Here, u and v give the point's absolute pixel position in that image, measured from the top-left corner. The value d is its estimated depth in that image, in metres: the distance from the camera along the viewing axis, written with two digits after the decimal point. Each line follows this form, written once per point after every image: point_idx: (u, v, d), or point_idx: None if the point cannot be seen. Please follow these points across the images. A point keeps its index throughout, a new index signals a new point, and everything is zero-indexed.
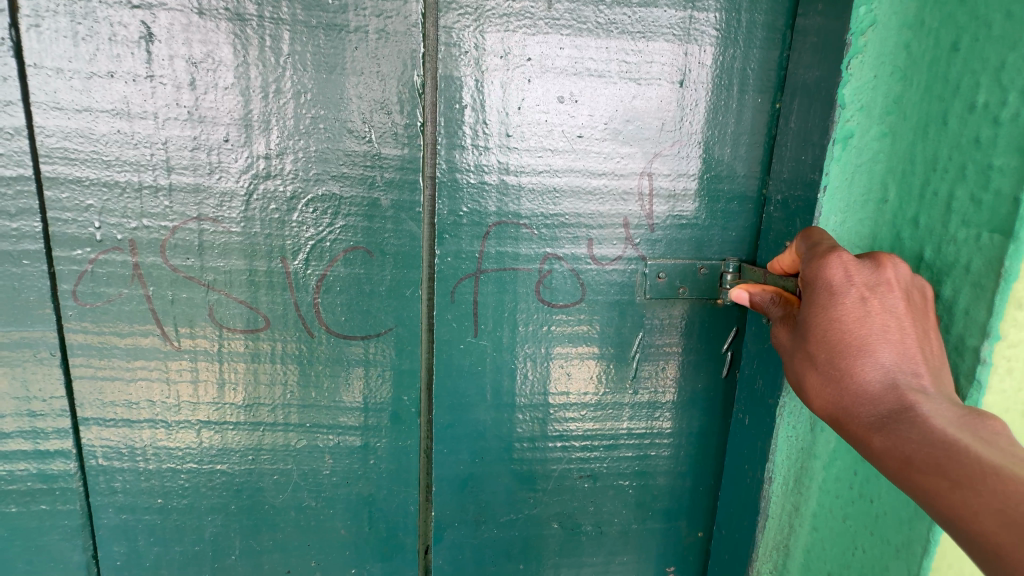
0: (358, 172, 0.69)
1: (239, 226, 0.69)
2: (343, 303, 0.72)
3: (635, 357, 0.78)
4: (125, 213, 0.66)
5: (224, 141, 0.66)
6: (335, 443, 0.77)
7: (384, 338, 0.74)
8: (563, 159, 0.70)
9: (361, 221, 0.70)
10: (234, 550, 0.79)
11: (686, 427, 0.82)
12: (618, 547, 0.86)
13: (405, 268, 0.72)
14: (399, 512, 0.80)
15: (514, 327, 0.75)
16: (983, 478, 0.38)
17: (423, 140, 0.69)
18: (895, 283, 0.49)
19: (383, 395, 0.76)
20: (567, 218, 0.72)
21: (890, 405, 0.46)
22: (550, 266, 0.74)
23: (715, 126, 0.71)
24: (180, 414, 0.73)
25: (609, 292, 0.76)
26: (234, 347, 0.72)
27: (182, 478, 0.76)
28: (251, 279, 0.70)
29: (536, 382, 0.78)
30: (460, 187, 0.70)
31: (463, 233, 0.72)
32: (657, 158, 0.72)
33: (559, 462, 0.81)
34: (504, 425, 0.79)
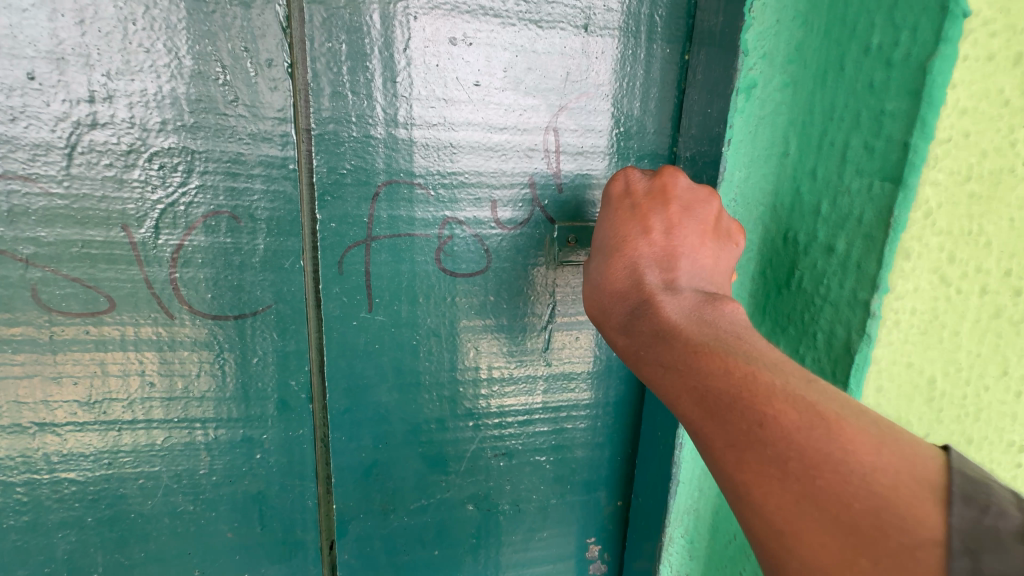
0: (213, 123, 0.58)
1: (62, 186, 0.56)
2: (208, 278, 0.62)
3: (547, 327, 0.74)
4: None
5: (29, 80, 0.53)
6: (213, 438, 0.68)
7: (263, 317, 0.65)
8: (458, 110, 0.63)
9: (223, 180, 0.60)
10: (98, 567, 0.68)
11: (602, 397, 0.80)
12: (538, 523, 0.83)
13: (282, 236, 0.62)
14: (295, 508, 0.72)
15: (414, 299, 0.69)
16: (687, 359, 0.41)
17: (292, 83, 0.59)
18: (670, 195, 0.54)
19: (266, 380, 0.67)
20: (467, 177, 0.65)
21: (638, 299, 0.48)
22: (451, 232, 0.67)
23: (623, 78, 0.67)
24: (9, 417, 0.61)
25: (517, 258, 0.70)
26: (72, 334, 0.60)
27: (18, 492, 0.64)
28: (86, 252, 0.58)
29: (442, 359, 0.72)
30: (341, 141, 0.61)
31: (348, 195, 0.63)
32: (563, 111, 0.66)
33: (471, 442, 0.77)
34: (410, 406, 0.73)
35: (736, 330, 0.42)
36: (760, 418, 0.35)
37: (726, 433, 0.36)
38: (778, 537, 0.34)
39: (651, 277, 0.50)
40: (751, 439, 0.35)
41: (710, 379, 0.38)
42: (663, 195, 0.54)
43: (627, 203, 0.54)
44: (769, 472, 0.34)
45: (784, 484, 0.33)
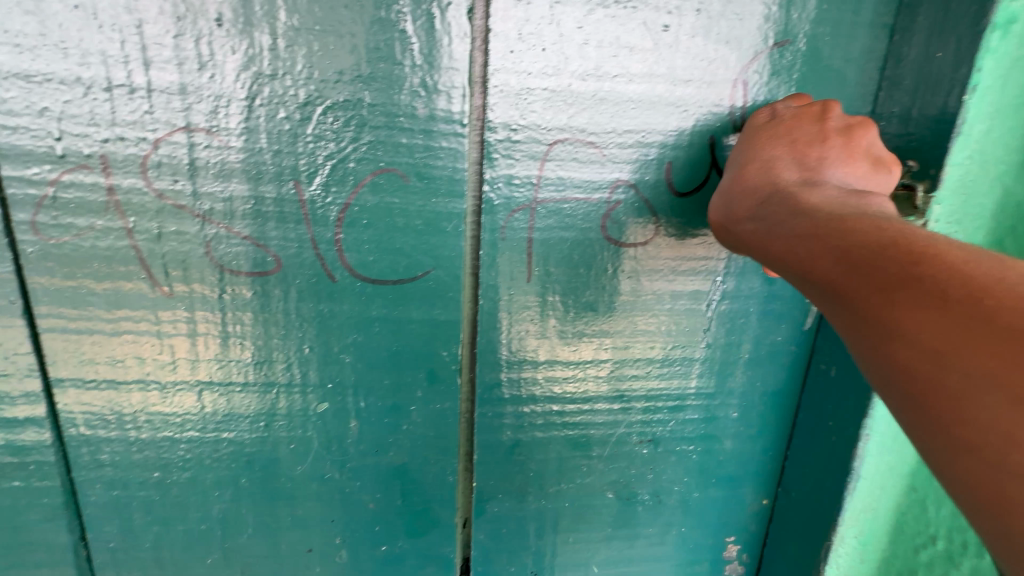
0: (388, 72, 0.54)
1: (240, 139, 0.54)
2: (370, 240, 0.59)
3: (709, 305, 0.68)
4: (92, 120, 0.52)
5: (215, 25, 0.51)
6: (362, 407, 0.66)
7: (421, 284, 0.61)
8: (642, 60, 0.57)
9: (393, 135, 0.56)
10: (247, 528, 0.68)
11: (761, 385, 0.72)
12: (677, 517, 0.77)
13: (446, 197, 0.59)
14: (436, 483, 0.70)
15: (574, 270, 0.64)
16: (866, 244, 0.38)
17: (471, 29, 0.54)
18: (825, 116, 0.52)
19: (418, 350, 0.64)
20: (643, 136, 0.59)
21: (790, 204, 0.46)
22: (620, 196, 0.61)
23: (828, 21, 0.58)
24: (178, 374, 0.61)
25: (685, 228, 0.64)
26: (239, 293, 0.59)
27: (181, 448, 0.64)
28: (257, 210, 0.57)
29: (596, 336, 0.67)
30: (515, 93, 0.56)
31: (517, 153, 0.58)
32: (756, 60, 0.58)
33: (617, 426, 0.71)
34: (557, 383, 0.68)
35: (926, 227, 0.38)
36: (972, 296, 0.31)
37: (917, 311, 0.33)
38: (983, 427, 0.29)
39: (795, 182, 0.49)
40: (959, 315, 0.31)
41: (902, 260, 0.35)
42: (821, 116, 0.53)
43: (776, 124, 0.54)
44: (983, 349, 0.30)
45: (1000, 363, 0.29)
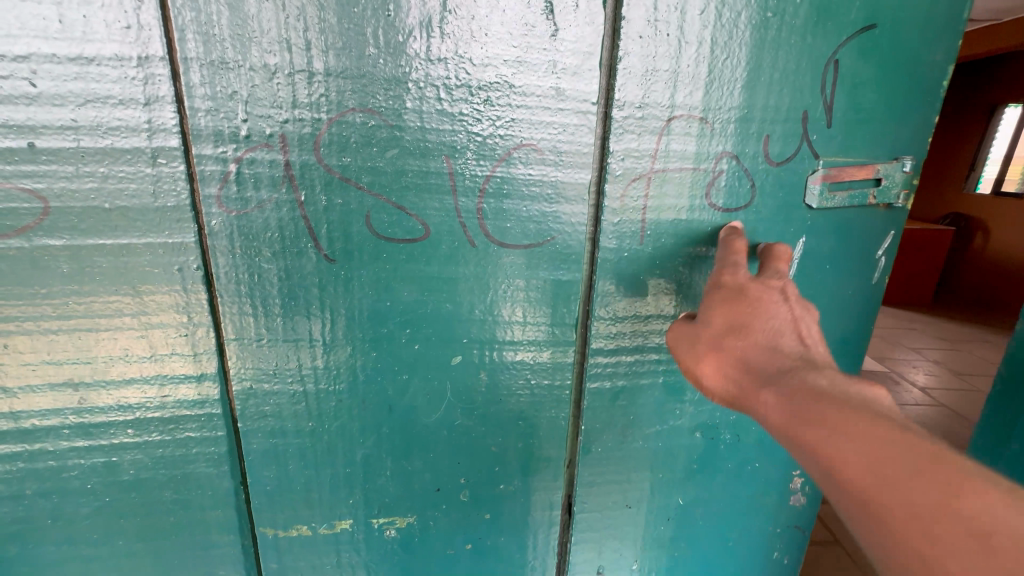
0: (534, 56, 0.61)
1: (401, 118, 0.61)
2: (508, 208, 0.66)
3: (797, 263, 0.75)
4: (275, 103, 0.58)
5: (387, 15, 0.57)
6: (491, 358, 0.73)
7: (548, 248, 0.69)
8: (750, 44, 0.64)
9: (535, 113, 0.63)
10: (386, 470, 0.77)
11: (833, 334, 0.81)
12: (752, 453, 0.87)
13: (575, 168, 0.66)
14: (550, 427, 0.79)
15: (681, 233, 0.71)
16: (859, 423, 0.46)
17: (607, 16, 0.61)
18: (774, 282, 0.62)
19: (544, 306, 0.72)
20: (747, 112, 0.67)
21: (786, 373, 0.54)
22: (724, 166, 0.69)
23: (907, 8, 0.66)
24: (334, 331, 0.68)
25: (779, 194, 0.72)
26: (392, 258, 0.66)
27: (333, 400, 0.72)
28: (411, 182, 0.63)
29: (696, 292, 0.75)
30: (640, 74, 0.63)
31: (638, 128, 0.65)
32: (847, 42, 0.66)
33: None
34: (660, 335, 0.77)
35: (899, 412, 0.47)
36: (942, 477, 0.41)
37: (897, 491, 0.42)
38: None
39: (792, 355, 0.56)
40: (932, 502, 0.40)
41: (888, 453, 0.43)
42: (771, 285, 0.62)
43: (740, 283, 0.62)
44: (943, 525, 0.39)
45: (954, 526, 0.39)
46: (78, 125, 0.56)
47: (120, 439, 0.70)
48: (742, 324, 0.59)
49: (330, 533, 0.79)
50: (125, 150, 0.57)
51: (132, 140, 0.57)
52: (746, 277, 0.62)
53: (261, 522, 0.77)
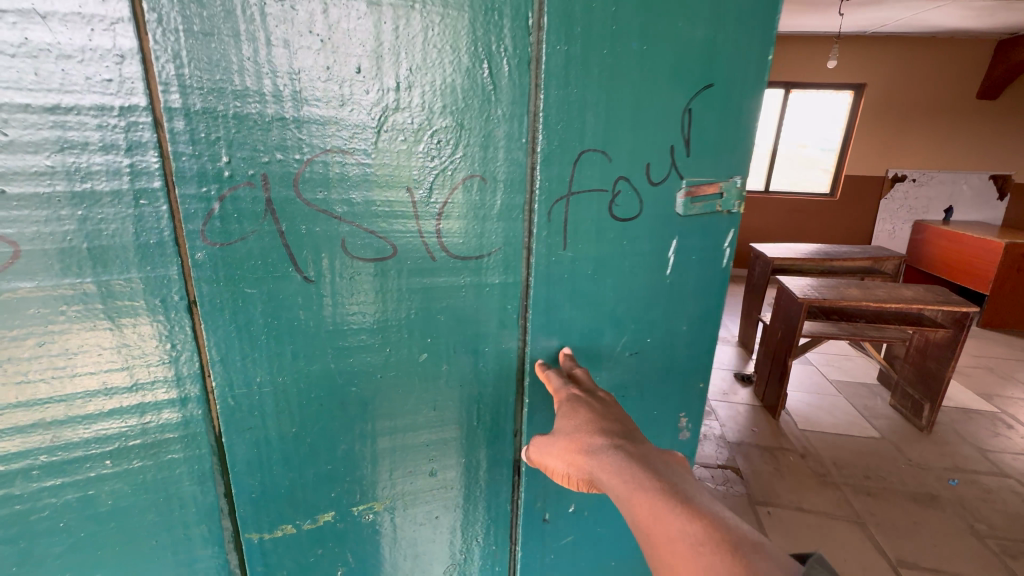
0: (476, 106, 0.75)
1: (369, 156, 0.74)
2: (460, 228, 0.80)
3: (674, 256, 0.91)
4: (256, 147, 0.68)
5: (356, 72, 0.69)
6: (452, 354, 0.86)
7: (495, 257, 0.83)
8: (646, 83, 0.78)
9: (481, 151, 0.77)
10: (364, 462, 0.87)
11: (709, 308, 0.99)
12: (659, 408, 1.03)
13: (513, 192, 0.80)
14: (501, 403, 0.92)
15: (592, 239, 0.85)
16: (663, 482, 0.62)
17: (531, 76, 0.75)
18: (606, 398, 0.80)
19: (494, 307, 0.85)
20: (645, 136, 0.81)
21: (615, 451, 0.68)
22: (619, 187, 0.83)
23: (739, 67, 0.82)
24: (314, 345, 0.79)
25: (659, 206, 0.86)
26: (362, 274, 0.79)
27: (314, 406, 0.82)
28: (377, 210, 0.76)
29: (612, 287, 0.90)
30: (562, 114, 0.77)
31: (558, 158, 0.79)
32: (697, 95, 0.81)
33: (617, 346, 0.94)
34: (582, 321, 0.90)
35: (683, 472, 0.66)
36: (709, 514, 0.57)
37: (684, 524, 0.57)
38: None
39: (619, 436, 0.72)
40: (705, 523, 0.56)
41: (678, 499, 0.59)
42: (600, 397, 0.80)
43: (584, 401, 0.78)
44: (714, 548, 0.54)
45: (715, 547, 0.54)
46: (54, 170, 0.61)
47: (98, 471, 0.75)
48: (587, 420, 0.74)
49: (314, 526, 0.88)
50: (105, 192, 0.63)
51: (116, 182, 0.63)
52: (585, 392, 0.80)
53: (247, 529, 0.85)
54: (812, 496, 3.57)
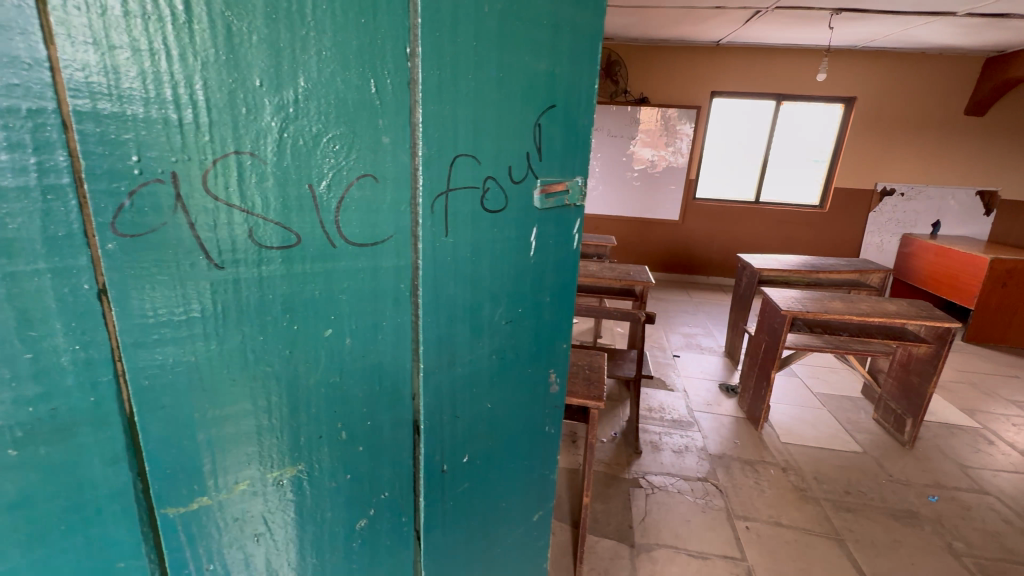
0: (366, 116, 0.88)
1: (273, 159, 0.81)
2: (356, 218, 0.92)
3: (536, 241, 1.24)
4: (165, 148, 0.73)
5: (257, 87, 0.77)
6: (354, 328, 0.99)
7: (389, 244, 0.98)
8: (501, 116, 1.06)
9: (372, 155, 0.91)
10: (278, 431, 0.96)
11: (561, 283, 1.35)
12: (532, 364, 1.37)
13: (400, 188, 0.96)
14: (399, 368, 1.08)
15: (470, 226, 1.09)
16: None
17: (410, 94, 0.92)
18: None
19: (389, 283, 1.01)
20: (505, 156, 1.10)
21: None
22: (489, 185, 1.09)
23: (571, 92, 1.19)
24: (222, 323, 0.85)
25: (522, 200, 1.17)
26: (270, 261, 0.86)
27: (228, 384, 0.88)
28: (284, 204, 0.84)
29: (486, 267, 1.16)
30: (435, 128, 0.97)
31: (435, 163, 0.99)
32: (544, 114, 1.14)
33: (495, 315, 1.22)
34: (465, 296, 1.15)
35: None
36: None
37: None
38: None
39: None
40: None
41: None
42: None
43: None
44: None
45: None
46: None
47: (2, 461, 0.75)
48: None
49: (228, 496, 0.94)
50: (12, 189, 0.67)
51: (23, 177, 0.67)
52: None
53: (161, 506, 0.88)
54: (793, 511, 3.59)
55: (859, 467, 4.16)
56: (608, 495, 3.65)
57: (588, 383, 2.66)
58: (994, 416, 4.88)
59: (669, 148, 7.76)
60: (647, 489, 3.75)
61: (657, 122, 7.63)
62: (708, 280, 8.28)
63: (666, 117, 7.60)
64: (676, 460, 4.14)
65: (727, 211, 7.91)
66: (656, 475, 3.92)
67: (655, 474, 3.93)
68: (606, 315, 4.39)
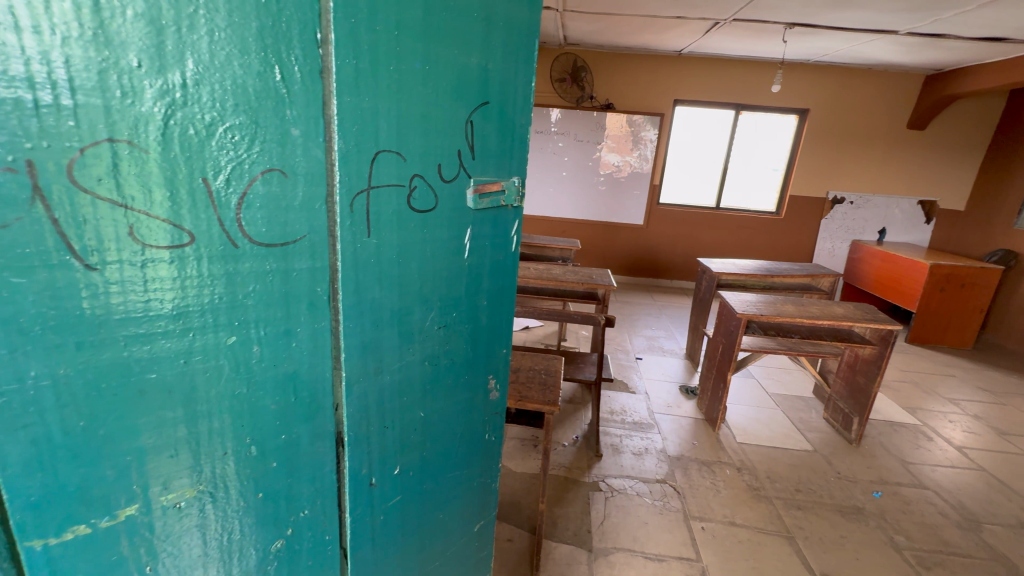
0: (270, 107, 0.81)
1: (157, 148, 0.73)
2: (262, 216, 0.85)
3: (470, 242, 1.20)
4: (17, 132, 0.64)
5: (135, 68, 0.69)
6: (263, 334, 0.92)
7: (302, 243, 0.91)
8: (428, 112, 1.02)
9: (280, 148, 0.84)
10: (175, 450, 0.87)
11: (498, 286, 1.33)
12: (469, 369, 1.33)
13: (313, 185, 0.89)
14: (318, 378, 1.01)
15: (395, 227, 1.04)
16: None
17: (322, 83, 0.86)
18: None
19: (304, 286, 0.94)
20: (433, 153, 1.06)
21: None
22: (416, 183, 1.04)
23: (505, 91, 1.17)
24: (100, 332, 0.75)
25: (453, 199, 1.13)
26: (157, 261, 0.77)
27: (109, 399, 0.78)
28: (172, 197, 0.76)
29: (415, 270, 1.11)
30: (353, 121, 0.91)
31: (354, 159, 0.93)
32: (475, 111, 1.11)
33: (426, 321, 1.17)
34: (392, 301, 1.09)
35: None
36: None
37: None
38: None
39: None
40: None
41: None
42: None
43: None
44: None
45: None
46: None
47: None
48: None
49: (112, 524, 0.84)
50: None
51: None
52: None
53: (26, 538, 0.77)
54: (746, 510, 3.68)
55: (809, 465, 4.29)
56: (568, 498, 3.64)
57: (543, 387, 2.62)
58: (932, 413, 5.15)
59: (633, 154, 7.89)
60: (606, 492, 3.75)
61: (620, 127, 7.77)
62: (671, 284, 8.44)
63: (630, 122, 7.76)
64: (636, 462, 4.17)
65: (688, 216, 8.10)
66: (616, 478, 3.94)
67: (615, 477, 3.94)
68: (567, 318, 4.39)
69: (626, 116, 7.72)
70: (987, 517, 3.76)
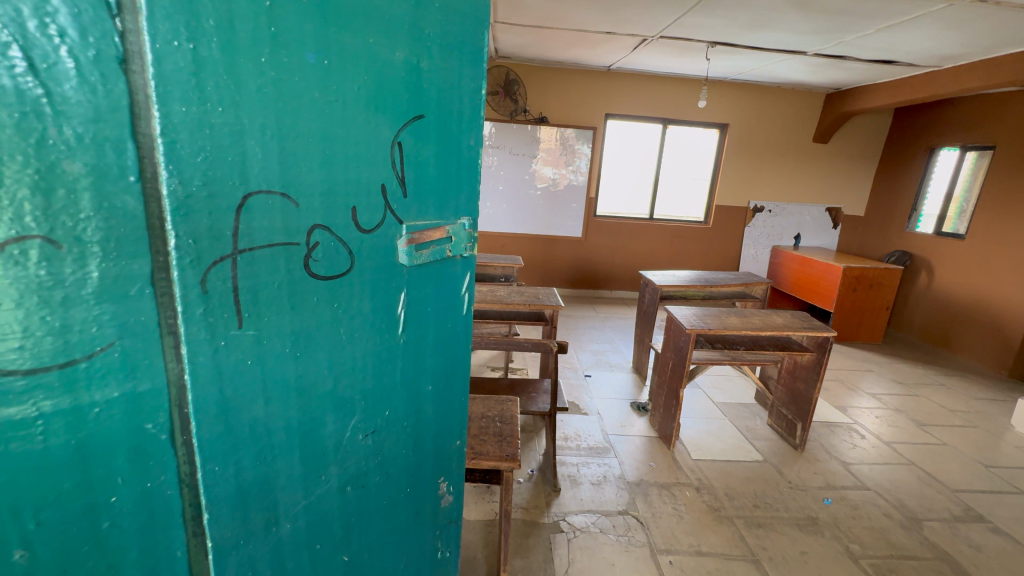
0: (9, 121, 0.45)
1: None
2: (11, 320, 0.47)
3: (405, 311, 0.86)
4: None
5: None
6: (36, 523, 0.51)
7: (103, 357, 0.53)
8: (332, 132, 0.67)
9: (43, 197, 0.47)
10: None
11: (446, 361, 0.98)
12: (411, 477, 0.97)
13: (120, 258, 0.52)
14: (159, 565, 0.62)
15: (284, 307, 0.67)
16: None
17: (124, 83, 0.50)
18: None
19: (119, 424, 0.55)
20: (344, 193, 0.71)
21: None
22: (318, 239, 0.68)
23: (446, 101, 0.84)
24: None
25: (378, 255, 0.78)
26: None
27: None
28: None
29: (322, 364, 0.74)
30: (195, 149, 0.55)
31: (200, 208, 0.57)
32: (404, 128, 0.77)
33: (345, 432, 0.80)
34: (286, 416, 0.71)
35: None
36: None
37: None
38: None
39: None
40: None
41: None
42: None
43: None
44: None
45: None
46: None
47: None
48: None
49: None
50: None
51: None
52: None
53: None
54: (710, 535, 3.52)
55: (763, 476, 4.27)
56: (528, 545, 3.29)
57: (499, 440, 2.26)
58: (863, 410, 5.40)
59: (569, 167, 7.84)
60: (568, 532, 3.45)
61: (556, 140, 7.70)
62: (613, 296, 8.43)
63: (566, 136, 7.71)
64: (596, 493, 3.91)
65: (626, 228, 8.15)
66: (576, 514, 3.65)
67: (575, 513, 3.65)
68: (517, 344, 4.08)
69: (561, 130, 7.66)
70: (926, 512, 3.89)
